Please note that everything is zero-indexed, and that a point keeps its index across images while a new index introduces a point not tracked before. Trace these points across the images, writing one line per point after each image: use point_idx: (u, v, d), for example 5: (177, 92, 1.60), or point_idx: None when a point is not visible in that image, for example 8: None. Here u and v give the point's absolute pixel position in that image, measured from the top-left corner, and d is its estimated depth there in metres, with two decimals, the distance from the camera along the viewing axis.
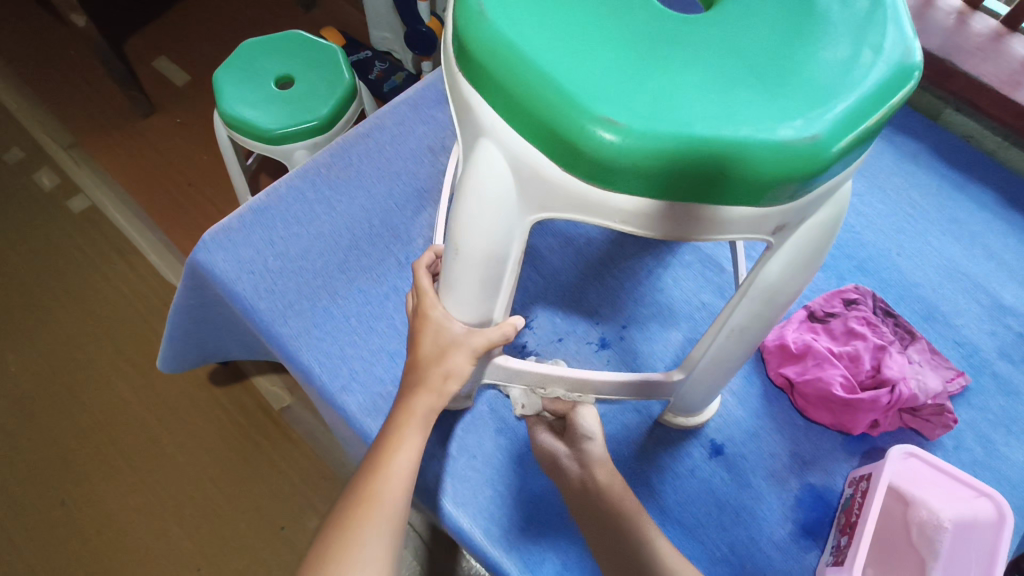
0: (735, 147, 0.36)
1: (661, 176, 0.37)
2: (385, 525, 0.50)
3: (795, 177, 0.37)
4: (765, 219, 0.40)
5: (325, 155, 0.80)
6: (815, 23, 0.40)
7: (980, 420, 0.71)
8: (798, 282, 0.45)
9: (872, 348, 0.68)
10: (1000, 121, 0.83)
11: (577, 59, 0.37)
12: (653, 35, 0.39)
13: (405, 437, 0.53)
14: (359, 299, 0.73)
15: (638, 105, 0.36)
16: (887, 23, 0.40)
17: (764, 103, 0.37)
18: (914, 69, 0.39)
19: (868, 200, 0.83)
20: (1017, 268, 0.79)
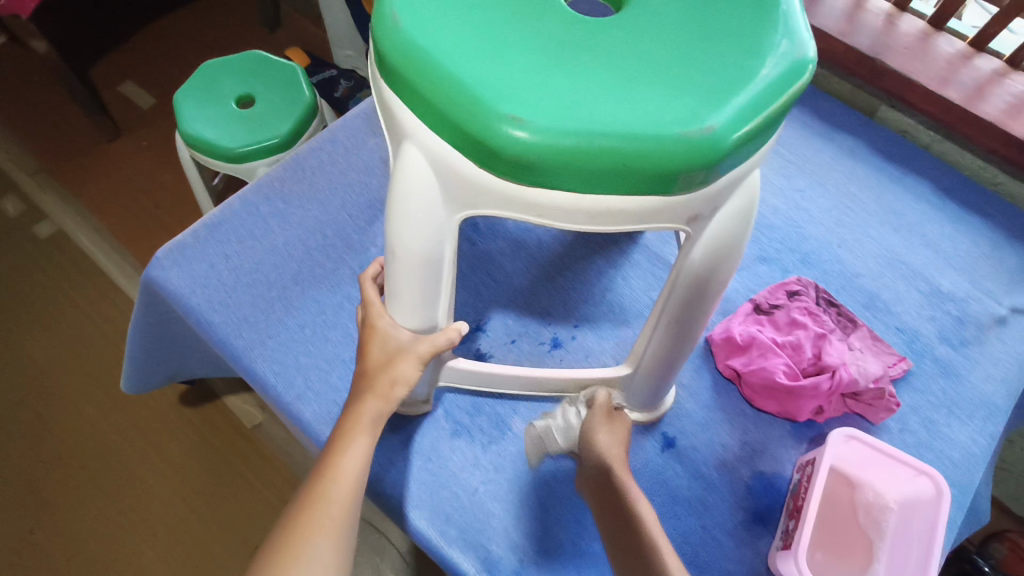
0: (638, 139, 0.38)
1: (572, 170, 0.38)
2: (336, 520, 0.50)
3: (697, 166, 0.38)
4: (678, 207, 0.42)
5: (279, 170, 0.82)
6: (715, 24, 0.43)
7: (922, 402, 0.73)
8: (724, 270, 0.47)
9: (813, 337, 0.70)
10: (930, 116, 0.86)
11: (489, 62, 0.39)
12: (562, 40, 0.41)
13: (355, 437, 0.54)
14: (314, 309, 0.74)
15: (547, 104, 0.38)
16: (785, 21, 0.43)
17: (665, 98, 0.39)
18: (807, 63, 0.41)
19: (809, 195, 0.86)
20: (953, 256, 0.82)
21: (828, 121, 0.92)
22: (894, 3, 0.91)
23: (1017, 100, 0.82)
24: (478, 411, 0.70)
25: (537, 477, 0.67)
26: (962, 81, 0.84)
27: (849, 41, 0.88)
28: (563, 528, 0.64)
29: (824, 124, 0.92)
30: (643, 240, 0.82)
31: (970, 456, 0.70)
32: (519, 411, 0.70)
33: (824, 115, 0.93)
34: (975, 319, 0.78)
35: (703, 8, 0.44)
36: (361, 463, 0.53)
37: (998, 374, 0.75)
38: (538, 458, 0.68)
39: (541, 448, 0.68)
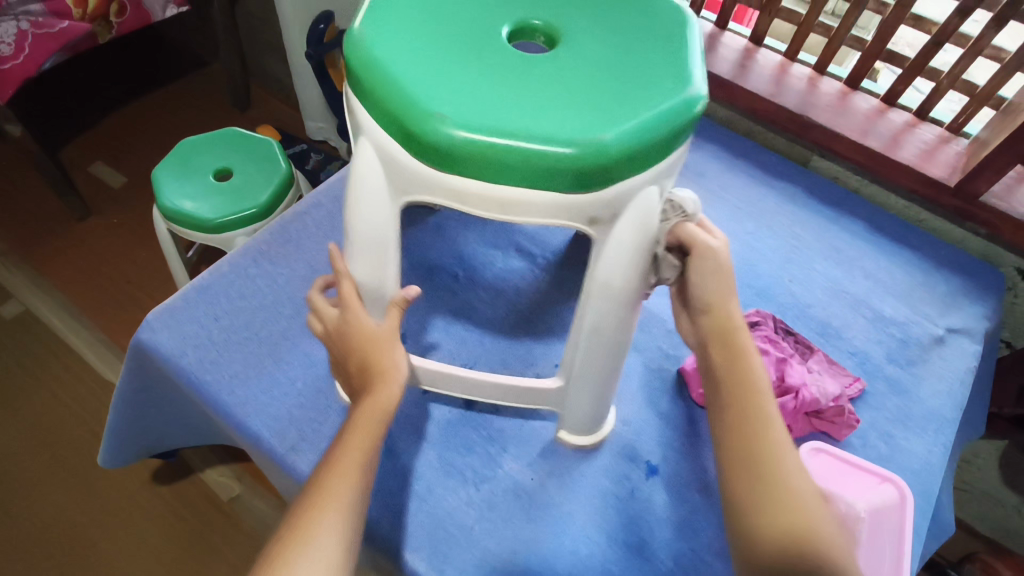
0: (537, 139, 0.47)
1: (484, 161, 0.48)
2: (340, 506, 0.49)
3: (580, 165, 0.47)
4: (569, 213, 0.51)
5: (265, 234, 0.86)
6: (630, 61, 0.54)
7: (879, 418, 0.79)
8: (635, 281, 0.53)
9: (775, 362, 0.76)
10: (855, 163, 0.97)
11: (437, 83, 0.50)
12: (498, 68, 0.52)
13: (362, 429, 0.54)
14: (304, 363, 0.76)
15: (471, 113, 0.48)
16: (689, 66, 0.54)
17: (569, 112, 0.49)
18: (697, 98, 0.51)
19: (758, 237, 0.94)
20: (891, 284, 0.91)
21: (768, 171, 1.02)
22: (814, 68, 1.04)
23: (927, 147, 0.94)
24: (470, 450, 0.72)
25: (530, 511, 0.68)
26: (879, 132, 0.96)
27: (779, 101, 0.99)
28: (559, 560, 0.66)
29: (765, 173, 1.02)
30: None
31: (928, 465, 0.75)
32: (509, 450, 0.73)
33: (764, 166, 1.03)
34: (917, 340, 0.86)
35: (629, 58, 0.54)
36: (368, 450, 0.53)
37: (944, 387, 0.82)
38: (530, 493, 0.70)
39: (533, 483, 0.70)
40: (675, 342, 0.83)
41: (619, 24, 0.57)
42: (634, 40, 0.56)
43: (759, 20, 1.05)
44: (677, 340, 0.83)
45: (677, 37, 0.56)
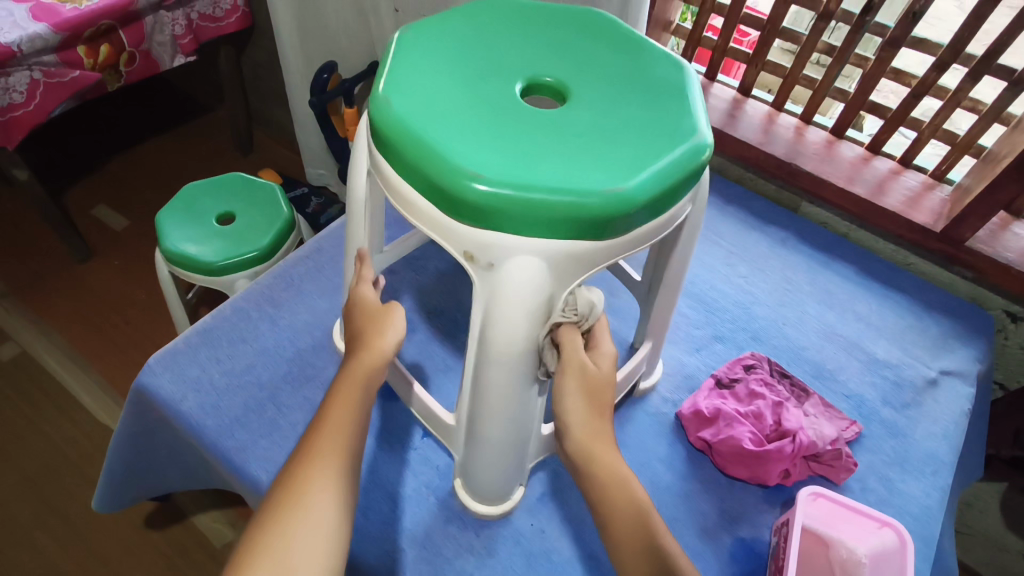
0: (437, 148, 0.47)
1: (393, 151, 0.49)
2: (341, 451, 0.50)
3: (453, 189, 0.46)
4: (450, 236, 0.49)
5: (268, 278, 0.87)
6: (605, 138, 0.50)
7: (877, 461, 0.79)
8: (512, 346, 0.50)
9: (771, 406, 0.76)
10: (844, 209, 1.00)
11: (417, 81, 0.52)
12: (486, 100, 0.51)
13: (345, 395, 0.53)
14: (303, 407, 0.76)
15: (415, 109, 0.49)
16: (653, 172, 0.48)
17: (489, 146, 0.47)
18: (624, 198, 0.46)
19: (751, 280, 0.96)
20: (882, 327, 0.93)
21: (759, 216, 1.05)
22: (800, 118, 1.08)
23: (912, 194, 0.97)
24: None
25: (530, 557, 0.67)
26: (866, 179, 0.99)
27: (768, 149, 1.02)
28: None
29: (756, 218, 1.05)
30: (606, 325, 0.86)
31: (927, 509, 0.75)
32: None
33: (755, 211, 1.06)
34: (911, 382, 0.87)
35: (597, 133, 0.50)
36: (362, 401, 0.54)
37: (939, 430, 0.82)
38: (530, 539, 0.68)
39: (532, 529, 0.69)
40: (673, 385, 0.83)
41: (624, 101, 0.53)
42: (640, 121, 0.52)
43: (747, 72, 1.10)
44: (674, 382, 0.83)
45: (660, 140, 0.50)
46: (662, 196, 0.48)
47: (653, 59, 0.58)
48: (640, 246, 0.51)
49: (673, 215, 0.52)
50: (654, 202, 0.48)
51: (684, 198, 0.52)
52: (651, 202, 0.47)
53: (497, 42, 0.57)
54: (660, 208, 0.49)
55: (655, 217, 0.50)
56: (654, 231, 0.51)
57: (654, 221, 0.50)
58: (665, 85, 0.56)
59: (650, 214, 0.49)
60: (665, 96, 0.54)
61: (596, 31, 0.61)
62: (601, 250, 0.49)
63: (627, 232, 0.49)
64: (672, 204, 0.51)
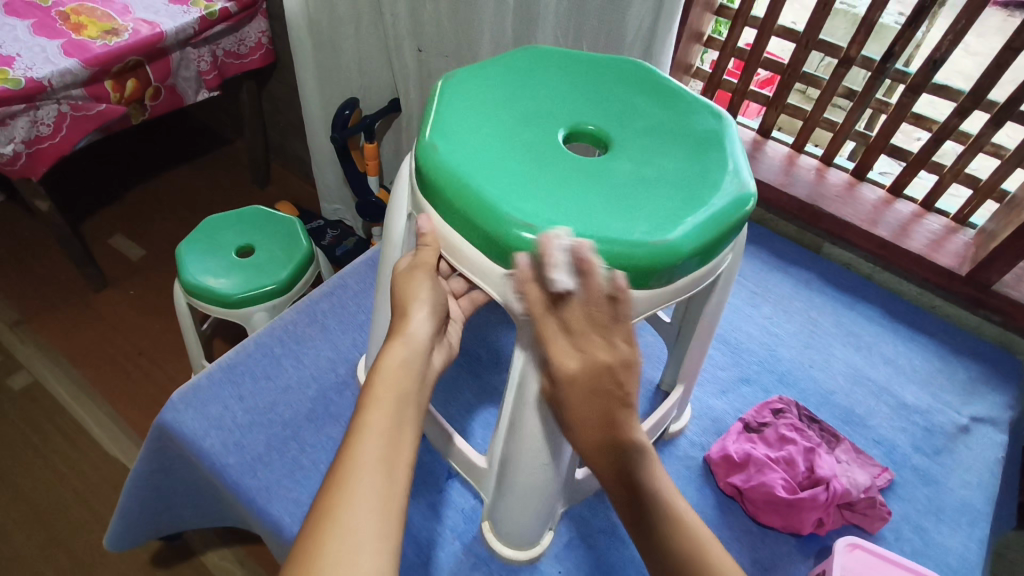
0: (483, 196, 0.47)
1: (438, 197, 0.49)
2: (373, 507, 0.40)
3: (500, 239, 0.46)
4: (493, 282, 0.49)
5: (292, 313, 0.87)
6: (649, 188, 0.50)
7: (911, 510, 0.77)
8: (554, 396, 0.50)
9: (804, 451, 0.75)
10: (866, 250, 1.00)
11: (464, 127, 0.52)
12: (529, 148, 0.52)
13: (382, 404, 0.47)
14: (327, 446, 0.75)
15: (461, 155, 0.50)
16: (697, 223, 0.48)
17: (533, 195, 0.48)
18: (668, 250, 0.46)
19: (776, 321, 0.95)
20: (910, 370, 0.91)
21: (781, 256, 1.05)
22: (820, 160, 1.09)
23: (935, 237, 0.97)
24: None
25: None
26: (888, 221, 0.99)
27: (790, 190, 1.03)
28: None
29: (778, 259, 1.04)
30: None
31: (965, 561, 0.73)
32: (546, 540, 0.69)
33: (777, 251, 1.06)
34: (942, 429, 0.85)
35: (641, 183, 0.50)
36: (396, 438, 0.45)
37: (973, 479, 0.80)
38: None
39: None
40: (700, 428, 0.82)
41: (667, 151, 0.54)
42: (683, 170, 0.52)
43: (767, 114, 1.10)
44: (701, 426, 0.82)
45: (705, 189, 0.50)
46: (707, 246, 0.48)
47: (694, 110, 0.59)
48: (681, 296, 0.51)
49: (716, 263, 0.52)
50: (700, 252, 0.48)
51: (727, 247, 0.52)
52: (695, 252, 0.47)
53: (541, 92, 0.58)
54: (704, 258, 0.49)
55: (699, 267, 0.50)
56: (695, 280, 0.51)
57: (698, 271, 0.50)
58: (708, 136, 0.56)
59: (695, 265, 0.49)
60: (706, 146, 0.55)
61: (639, 82, 0.61)
62: (644, 300, 0.49)
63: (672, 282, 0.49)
64: (716, 253, 0.50)
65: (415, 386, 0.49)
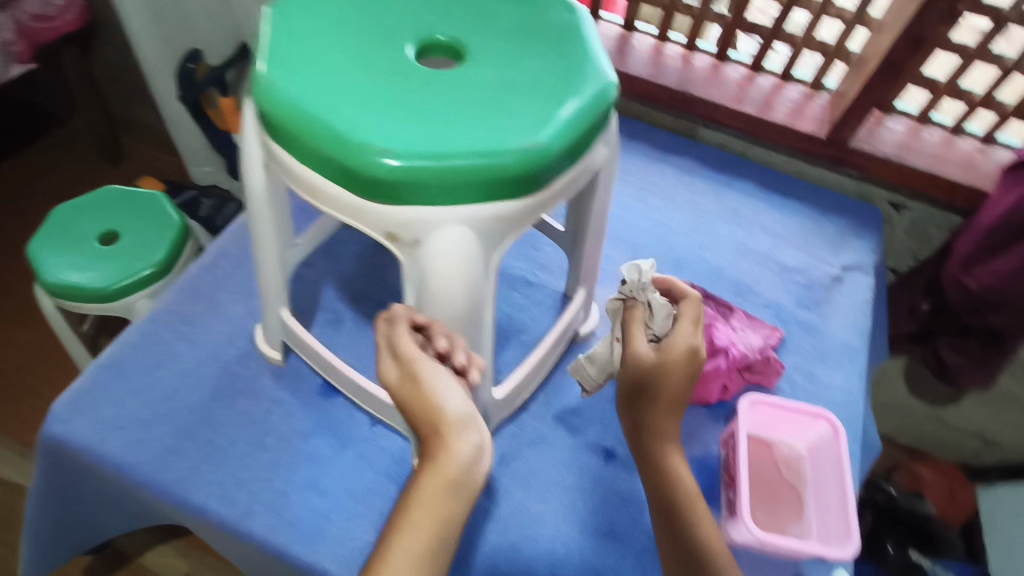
0: (333, 125, 0.44)
1: (286, 136, 0.45)
2: (415, 552, 0.45)
3: (359, 169, 0.43)
4: (366, 217, 0.46)
5: (174, 294, 0.81)
6: (509, 92, 0.48)
7: (801, 360, 0.85)
8: None
9: (702, 327, 0.80)
10: (737, 129, 1.04)
11: (303, 57, 0.48)
12: (377, 68, 0.48)
13: (438, 462, 0.47)
14: (241, 421, 0.72)
15: (305, 88, 0.45)
16: (561, 120, 0.46)
17: (388, 116, 0.44)
18: (538, 151, 0.44)
19: (664, 211, 0.99)
20: (787, 236, 0.98)
21: (661, 148, 1.07)
22: (685, 46, 1.10)
23: (796, 106, 1.03)
24: None
25: (501, 522, 0.68)
26: (752, 98, 1.03)
27: (660, 82, 1.04)
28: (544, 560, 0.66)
29: (658, 151, 1.07)
30: (537, 281, 0.88)
31: (848, 394, 0.82)
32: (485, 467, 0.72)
33: (656, 144, 1.08)
34: (819, 282, 0.93)
35: (503, 89, 0.48)
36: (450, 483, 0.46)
37: (849, 321, 0.90)
38: (498, 503, 0.69)
39: (498, 492, 0.70)
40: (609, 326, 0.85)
41: (523, 53, 0.52)
42: (541, 70, 0.50)
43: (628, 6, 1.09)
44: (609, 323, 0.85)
45: (566, 86, 0.49)
46: (577, 143, 0.47)
47: (545, 7, 0.57)
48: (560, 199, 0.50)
49: (589, 161, 0.51)
50: (571, 150, 0.47)
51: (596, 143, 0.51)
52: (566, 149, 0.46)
53: (383, 7, 0.54)
54: (577, 155, 0.48)
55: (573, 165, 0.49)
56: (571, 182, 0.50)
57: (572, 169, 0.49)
58: (564, 31, 0.54)
59: (569, 164, 0.48)
60: (562, 42, 0.53)
61: None
62: (527, 208, 0.47)
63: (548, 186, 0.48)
64: (587, 150, 0.50)
65: (468, 416, 0.49)
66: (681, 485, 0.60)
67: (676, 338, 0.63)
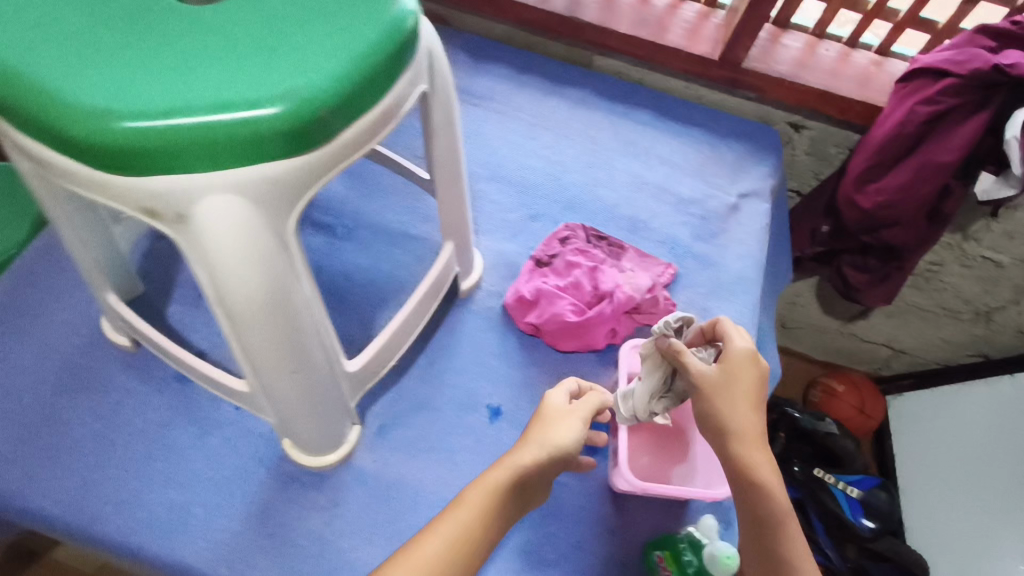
0: (56, 93, 0.37)
1: (9, 110, 0.38)
2: (486, 500, 0.53)
3: (88, 140, 0.36)
4: (116, 194, 0.39)
5: (5, 283, 0.72)
6: (277, 31, 0.41)
7: (695, 296, 0.83)
8: (250, 304, 0.42)
9: (588, 272, 0.76)
10: (631, 54, 0.97)
11: (27, 14, 0.40)
12: (120, 18, 0.41)
13: (557, 423, 0.59)
14: (88, 417, 0.66)
15: (25, 53, 0.38)
16: (336, 62, 0.40)
17: (123, 76, 0.38)
18: (305, 100, 0.38)
19: (557, 148, 0.92)
20: (685, 165, 0.93)
21: (553, 78, 0.99)
22: None
23: (691, 27, 0.97)
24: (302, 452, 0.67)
25: (381, 493, 0.65)
26: (642, 20, 0.96)
27: (545, 7, 0.95)
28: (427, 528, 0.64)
29: (551, 81, 0.98)
30: (419, 233, 0.81)
31: (741, 327, 0.81)
32: (363, 440, 0.68)
33: (549, 74, 0.99)
34: (715, 213, 0.89)
35: (267, 29, 0.41)
36: (547, 452, 0.56)
37: (744, 250, 0.87)
38: (376, 475, 0.66)
39: (376, 465, 0.67)
40: (496, 277, 0.80)
41: None
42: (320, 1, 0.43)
43: None
44: (496, 274, 0.80)
45: (347, 19, 0.42)
46: (356, 89, 0.40)
47: None
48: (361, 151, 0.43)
49: (394, 106, 0.44)
50: (349, 97, 0.40)
51: (398, 82, 0.44)
52: (340, 96, 0.39)
53: None
54: (363, 102, 0.41)
55: (365, 113, 0.42)
56: (371, 132, 0.43)
57: (366, 116, 0.42)
58: None
59: (354, 113, 0.41)
60: None
61: None
62: (314, 166, 0.41)
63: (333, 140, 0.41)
64: (381, 94, 0.42)
65: (585, 410, 0.62)
66: (769, 488, 0.55)
67: (736, 346, 0.59)
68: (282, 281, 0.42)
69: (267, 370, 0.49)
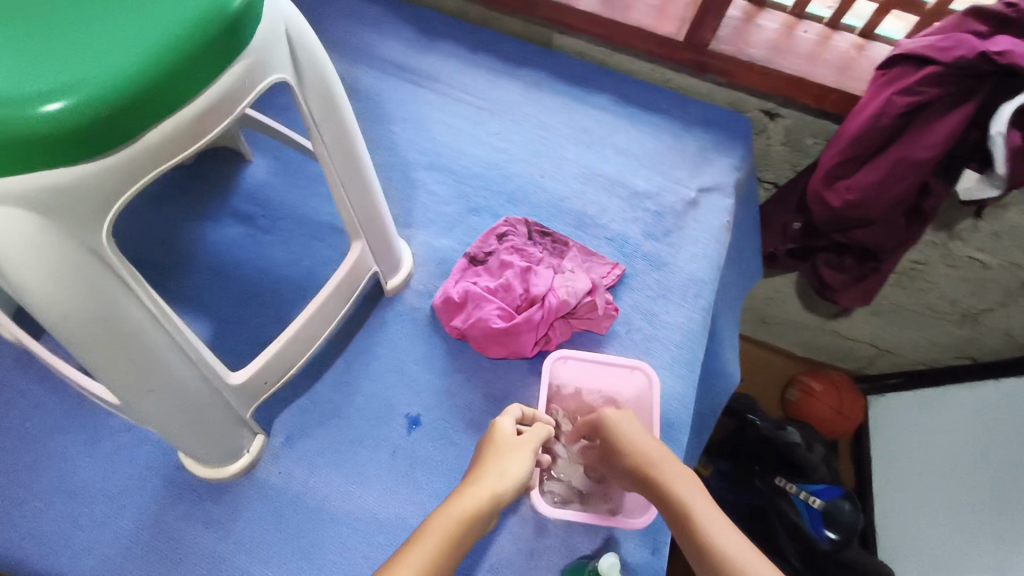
0: None
1: None
2: (444, 540, 0.45)
3: None
4: None
5: None
6: (79, 14, 0.36)
7: (641, 299, 0.77)
8: (69, 330, 0.37)
9: (520, 274, 0.71)
10: (590, 34, 0.90)
11: None
12: None
13: (518, 450, 0.56)
14: None
15: None
16: (144, 52, 0.35)
17: None
18: (101, 97, 0.33)
19: (504, 136, 0.87)
20: (642, 156, 0.87)
21: (506, 59, 0.93)
22: None
23: (655, 5, 0.90)
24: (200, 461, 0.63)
25: (279, 510, 0.61)
26: None
27: None
28: (326, 546, 0.60)
29: (503, 62, 0.92)
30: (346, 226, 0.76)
31: (689, 334, 0.75)
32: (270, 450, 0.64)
33: (503, 54, 0.93)
34: (672, 208, 0.83)
35: (68, 12, 0.36)
36: (511, 479, 0.52)
37: (699, 251, 0.80)
38: (280, 488, 0.62)
39: (280, 478, 0.63)
40: (426, 274, 0.76)
41: None
42: None
43: None
44: (427, 273, 0.76)
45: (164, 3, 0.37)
46: (155, 82, 0.35)
47: None
48: (185, 150, 0.39)
49: (222, 100, 0.39)
50: (148, 93, 0.35)
51: (228, 72, 0.39)
52: (134, 91, 0.34)
53: None
54: (172, 98, 0.36)
55: (179, 108, 0.37)
56: (192, 131, 0.38)
57: (181, 113, 0.37)
58: None
59: (160, 109, 0.36)
60: None
61: None
62: (125, 169, 0.36)
63: (135, 140, 0.36)
64: (199, 88, 0.37)
65: (534, 443, 0.57)
66: (676, 495, 0.51)
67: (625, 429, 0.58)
68: (99, 300, 0.37)
69: (114, 391, 0.44)
